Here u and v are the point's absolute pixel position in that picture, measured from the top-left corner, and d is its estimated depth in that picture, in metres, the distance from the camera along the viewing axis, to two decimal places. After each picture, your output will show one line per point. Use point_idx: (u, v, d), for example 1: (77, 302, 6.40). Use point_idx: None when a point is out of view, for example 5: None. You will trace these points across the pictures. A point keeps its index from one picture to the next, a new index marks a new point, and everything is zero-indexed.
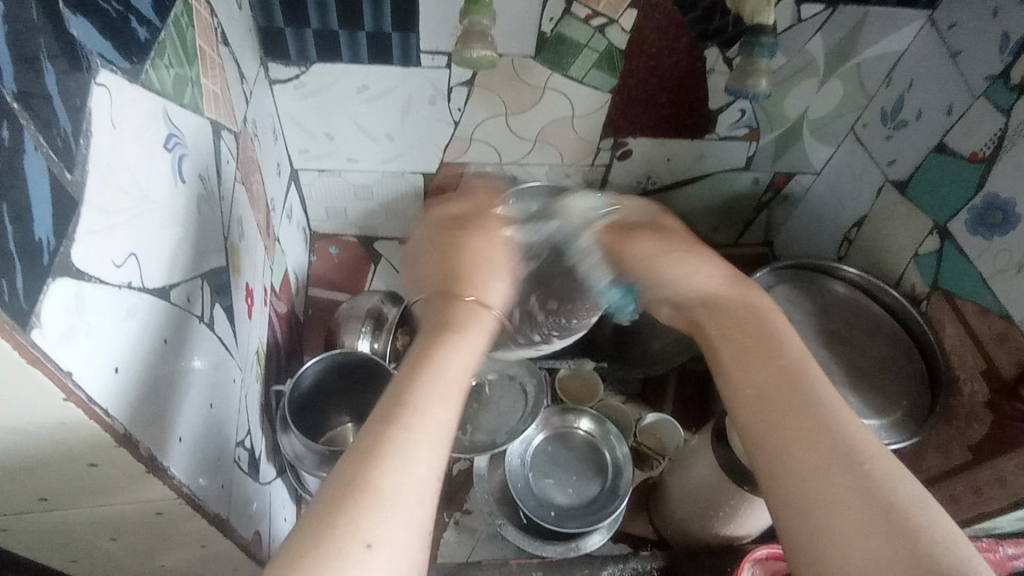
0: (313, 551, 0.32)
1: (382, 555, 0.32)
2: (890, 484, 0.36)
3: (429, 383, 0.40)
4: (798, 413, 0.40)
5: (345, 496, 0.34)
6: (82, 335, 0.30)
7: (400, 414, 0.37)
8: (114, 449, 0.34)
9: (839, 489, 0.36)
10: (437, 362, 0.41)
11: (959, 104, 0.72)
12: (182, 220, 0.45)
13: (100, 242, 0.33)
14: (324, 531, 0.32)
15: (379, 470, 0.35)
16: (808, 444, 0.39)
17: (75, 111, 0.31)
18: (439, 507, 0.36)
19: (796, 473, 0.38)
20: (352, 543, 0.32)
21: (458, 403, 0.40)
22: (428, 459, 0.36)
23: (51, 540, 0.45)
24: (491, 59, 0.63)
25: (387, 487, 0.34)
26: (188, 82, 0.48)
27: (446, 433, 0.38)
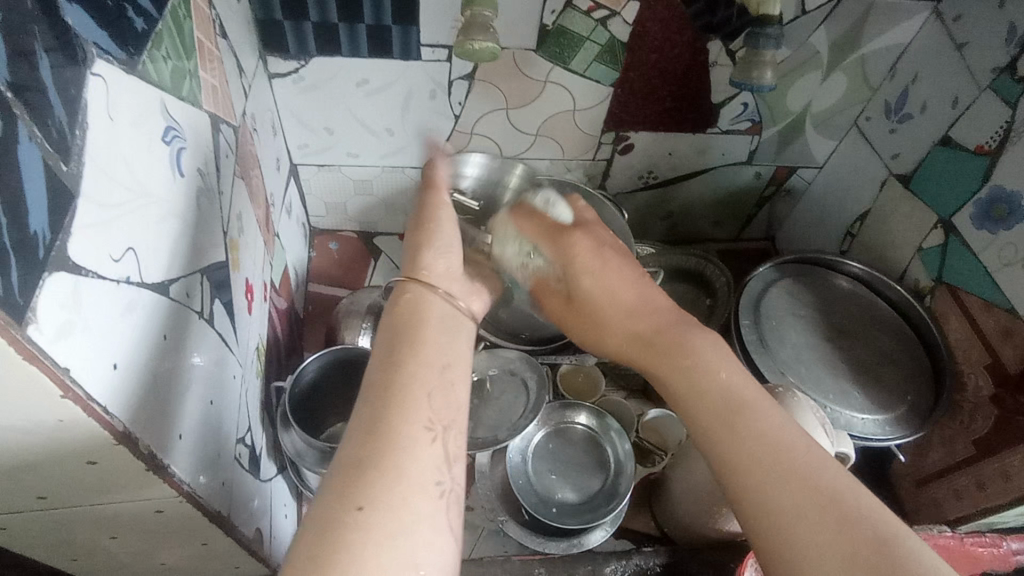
0: (312, 531, 0.32)
1: (375, 515, 0.33)
2: (859, 509, 0.36)
3: (394, 359, 0.41)
4: (758, 440, 0.40)
5: (339, 472, 0.34)
6: (80, 331, 0.30)
7: (373, 390, 0.39)
8: (114, 447, 0.33)
9: (821, 522, 0.36)
10: (401, 340, 0.42)
11: (964, 97, 0.71)
12: (182, 215, 0.44)
13: (97, 236, 0.32)
14: (319, 508, 0.33)
15: (363, 440, 0.36)
16: (776, 479, 0.38)
17: (71, 102, 0.31)
18: (434, 462, 0.37)
19: (778, 510, 0.37)
20: (345, 509, 0.33)
21: (434, 369, 0.41)
22: (407, 420, 0.37)
23: (49, 538, 0.44)
24: (492, 51, 0.62)
25: (369, 457, 0.35)
26: (186, 74, 0.48)
27: (424, 395, 0.39)
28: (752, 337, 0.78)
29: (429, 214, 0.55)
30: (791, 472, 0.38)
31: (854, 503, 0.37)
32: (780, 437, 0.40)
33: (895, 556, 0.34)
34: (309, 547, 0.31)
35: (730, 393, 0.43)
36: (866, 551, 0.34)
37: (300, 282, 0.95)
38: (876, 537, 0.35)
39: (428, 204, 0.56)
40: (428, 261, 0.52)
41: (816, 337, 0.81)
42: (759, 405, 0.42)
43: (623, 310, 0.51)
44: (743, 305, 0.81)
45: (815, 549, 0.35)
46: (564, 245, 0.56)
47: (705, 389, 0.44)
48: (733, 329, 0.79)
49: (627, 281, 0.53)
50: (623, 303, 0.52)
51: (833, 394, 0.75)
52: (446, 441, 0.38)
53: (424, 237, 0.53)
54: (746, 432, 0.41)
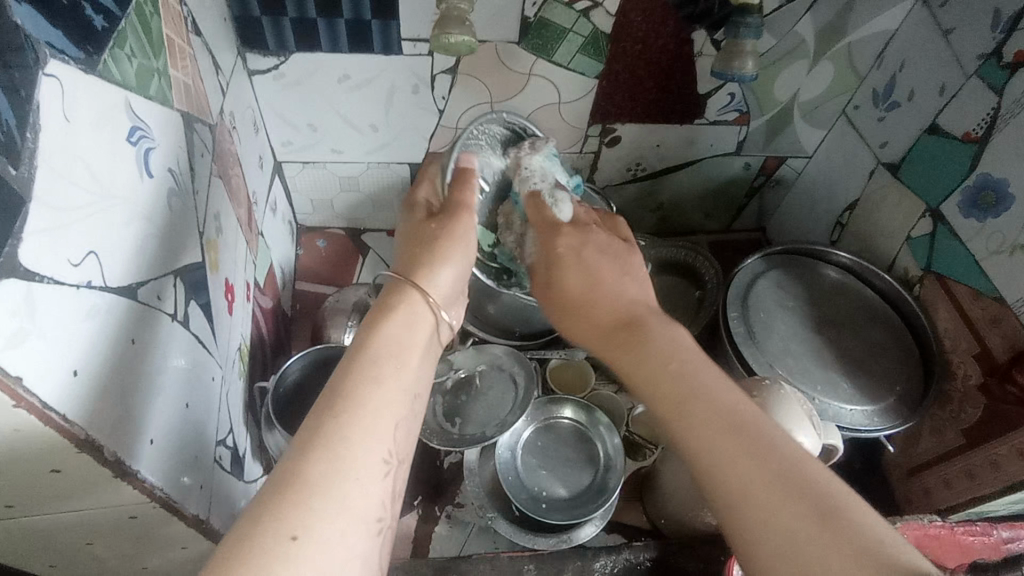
0: (242, 549, 0.31)
1: (311, 547, 0.32)
2: (815, 479, 0.39)
3: (370, 377, 0.40)
4: (712, 414, 0.43)
5: (282, 489, 0.33)
6: (34, 338, 0.29)
7: (336, 406, 0.38)
8: (76, 454, 0.33)
9: (779, 495, 0.38)
10: (383, 356, 0.42)
11: (951, 84, 0.70)
12: (151, 217, 0.43)
13: (52, 239, 0.31)
14: (250, 522, 0.32)
15: (315, 460, 0.35)
16: (738, 455, 0.41)
17: (20, 104, 0.30)
18: (380, 498, 0.37)
19: (739, 486, 0.40)
20: (278, 535, 0.32)
21: (404, 397, 0.41)
22: (366, 449, 0.37)
23: (23, 546, 0.44)
24: (469, 44, 0.61)
25: (320, 478, 0.34)
26: (154, 73, 0.47)
27: (389, 427, 0.39)
28: (741, 330, 0.77)
29: (449, 225, 0.53)
30: (750, 447, 0.41)
31: (815, 477, 0.39)
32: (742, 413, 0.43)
33: (847, 522, 0.36)
34: (225, 566, 0.30)
35: (683, 377, 0.46)
36: (821, 515, 0.37)
37: (286, 280, 0.94)
38: (831, 508, 0.37)
39: (455, 224, 0.53)
40: (440, 278, 0.50)
41: (804, 329, 0.80)
42: (716, 384, 0.46)
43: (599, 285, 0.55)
44: (732, 297, 0.80)
45: (778, 518, 0.38)
46: (556, 234, 0.59)
47: (662, 375, 0.47)
48: (721, 322, 0.78)
49: (605, 263, 0.57)
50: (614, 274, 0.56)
51: (822, 385, 0.74)
52: (394, 477, 0.38)
53: (438, 250, 0.51)
54: (701, 409, 0.44)
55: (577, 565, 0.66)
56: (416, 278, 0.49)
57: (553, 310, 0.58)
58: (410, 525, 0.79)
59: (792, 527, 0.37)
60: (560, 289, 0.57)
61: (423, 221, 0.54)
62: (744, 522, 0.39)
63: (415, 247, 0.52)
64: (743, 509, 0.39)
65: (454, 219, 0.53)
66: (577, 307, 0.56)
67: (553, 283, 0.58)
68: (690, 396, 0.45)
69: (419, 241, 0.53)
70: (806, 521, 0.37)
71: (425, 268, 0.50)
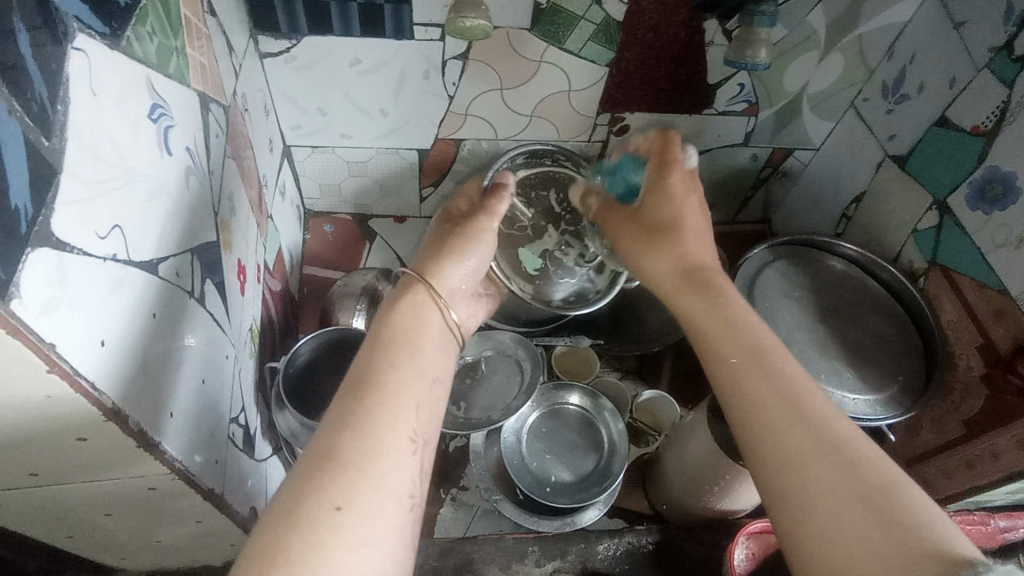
0: (287, 522, 0.32)
1: (353, 517, 0.33)
2: (868, 455, 0.38)
3: (389, 362, 0.41)
4: (767, 382, 0.43)
5: (318, 465, 0.34)
6: (66, 307, 0.30)
7: (364, 389, 0.39)
8: (102, 423, 0.34)
9: (829, 465, 0.38)
10: (397, 345, 0.43)
11: (962, 76, 0.71)
12: (171, 195, 0.44)
13: (81, 212, 0.32)
14: (294, 498, 0.33)
15: (349, 438, 0.36)
16: (793, 424, 0.40)
17: (51, 77, 0.30)
18: (410, 475, 0.37)
19: (790, 451, 0.39)
20: (322, 506, 0.33)
21: (424, 380, 0.41)
22: (393, 428, 0.37)
23: (44, 516, 0.44)
24: (485, 29, 0.61)
25: (355, 455, 0.35)
26: (174, 51, 0.47)
27: (414, 406, 0.39)
28: None
29: (470, 224, 0.56)
30: (808, 416, 0.40)
31: (863, 452, 0.38)
32: (801, 388, 0.42)
33: (891, 505, 0.35)
34: (277, 536, 0.31)
35: (759, 347, 0.45)
36: (866, 493, 0.36)
37: (294, 264, 0.95)
38: (877, 484, 0.36)
39: (473, 224, 0.56)
40: (450, 275, 0.53)
41: (809, 318, 0.81)
42: (784, 358, 0.44)
43: (690, 231, 0.55)
44: (737, 287, 0.81)
45: (821, 491, 0.37)
46: (662, 180, 0.58)
47: (733, 345, 0.46)
48: None
49: (696, 218, 0.56)
50: (689, 227, 0.56)
51: (825, 374, 0.75)
52: (422, 456, 0.39)
53: (456, 247, 0.54)
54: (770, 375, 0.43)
55: (580, 547, 0.67)
56: (428, 277, 0.51)
57: (633, 254, 0.58)
58: None
59: (836, 499, 0.36)
60: (651, 229, 0.57)
61: (442, 225, 0.57)
62: (787, 484, 0.38)
63: (432, 248, 0.54)
64: (791, 474, 0.38)
65: (475, 218, 0.56)
66: (659, 252, 0.56)
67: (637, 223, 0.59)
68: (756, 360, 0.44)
69: (434, 243, 0.55)
70: (851, 494, 0.36)
71: (437, 267, 0.52)
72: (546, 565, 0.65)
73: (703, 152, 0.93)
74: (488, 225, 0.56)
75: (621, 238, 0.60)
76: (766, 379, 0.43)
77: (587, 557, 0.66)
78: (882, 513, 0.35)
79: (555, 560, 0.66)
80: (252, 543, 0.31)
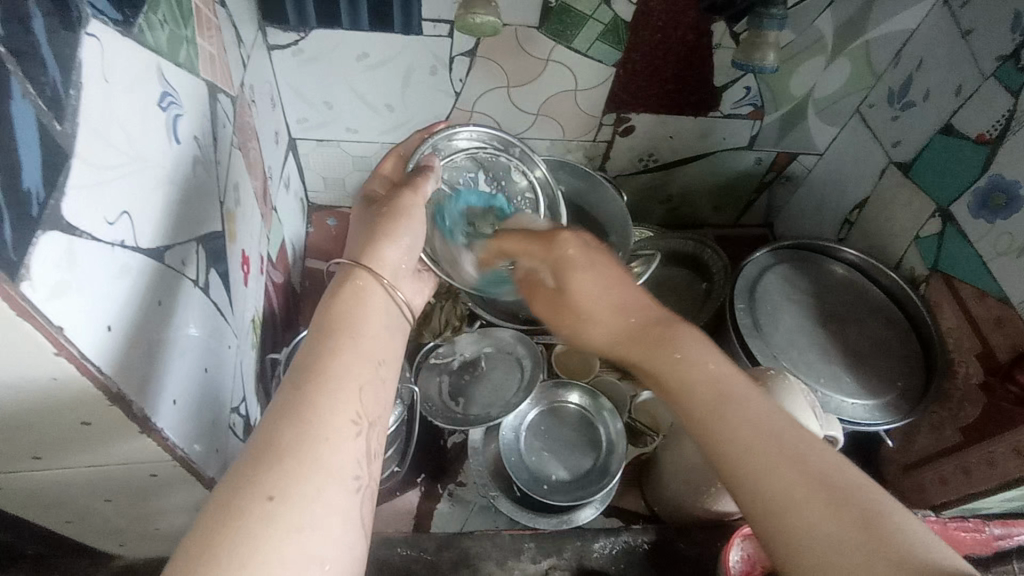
0: (219, 515, 0.31)
1: (288, 507, 0.33)
2: (858, 485, 0.37)
3: (330, 347, 0.40)
4: (748, 422, 0.41)
5: (258, 456, 0.34)
6: (75, 291, 0.30)
7: (308, 377, 0.38)
8: (107, 407, 0.34)
9: (819, 495, 0.37)
10: (337, 327, 0.42)
11: (967, 85, 0.71)
12: (177, 182, 0.44)
13: (91, 196, 0.32)
14: (228, 490, 0.32)
15: (285, 428, 0.35)
16: (779, 459, 0.39)
17: (65, 62, 0.30)
18: (355, 458, 0.37)
19: (778, 490, 0.38)
20: (255, 497, 0.32)
21: (367, 362, 0.40)
22: (331, 413, 0.37)
23: (42, 500, 0.45)
24: (494, 26, 0.61)
25: (289, 444, 0.35)
26: (184, 40, 0.47)
27: (356, 388, 0.39)
28: (747, 321, 0.78)
29: (394, 203, 0.53)
30: (792, 451, 0.39)
31: (845, 477, 0.38)
32: (776, 425, 0.40)
33: (887, 528, 0.35)
34: (214, 528, 0.31)
35: (714, 376, 0.43)
36: (862, 518, 0.35)
37: (297, 258, 0.95)
38: (870, 513, 0.36)
39: (401, 202, 0.53)
40: (387, 254, 0.49)
41: (810, 322, 0.81)
42: (745, 393, 0.42)
43: (603, 305, 0.51)
44: (740, 289, 0.81)
45: (819, 527, 0.36)
46: (559, 249, 0.55)
47: (690, 379, 0.44)
48: (728, 312, 0.79)
49: (607, 286, 0.52)
50: (599, 303, 0.52)
51: (825, 378, 0.75)
52: (368, 436, 0.39)
53: (385, 227, 0.51)
54: (730, 418, 0.41)
55: (576, 545, 0.67)
56: (362, 258, 0.48)
57: (569, 329, 0.54)
58: (412, 502, 0.80)
59: (831, 533, 0.35)
60: (570, 309, 0.54)
61: (366, 208, 0.54)
62: (777, 527, 0.37)
63: (366, 236, 0.50)
64: (778, 516, 0.37)
65: (398, 196, 0.53)
66: (597, 318, 0.51)
67: (564, 307, 0.54)
68: (722, 396, 0.42)
69: (371, 225, 0.52)
70: (842, 521, 0.35)
71: (370, 246, 0.49)
72: (542, 562, 0.65)
73: (704, 157, 0.95)
74: (414, 203, 0.53)
75: (545, 315, 0.57)
76: (724, 415, 0.41)
77: (583, 555, 0.66)
78: (876, 535, 0.35)
79: (550, 557, 0.66)
80: (190, 534, 0.31)
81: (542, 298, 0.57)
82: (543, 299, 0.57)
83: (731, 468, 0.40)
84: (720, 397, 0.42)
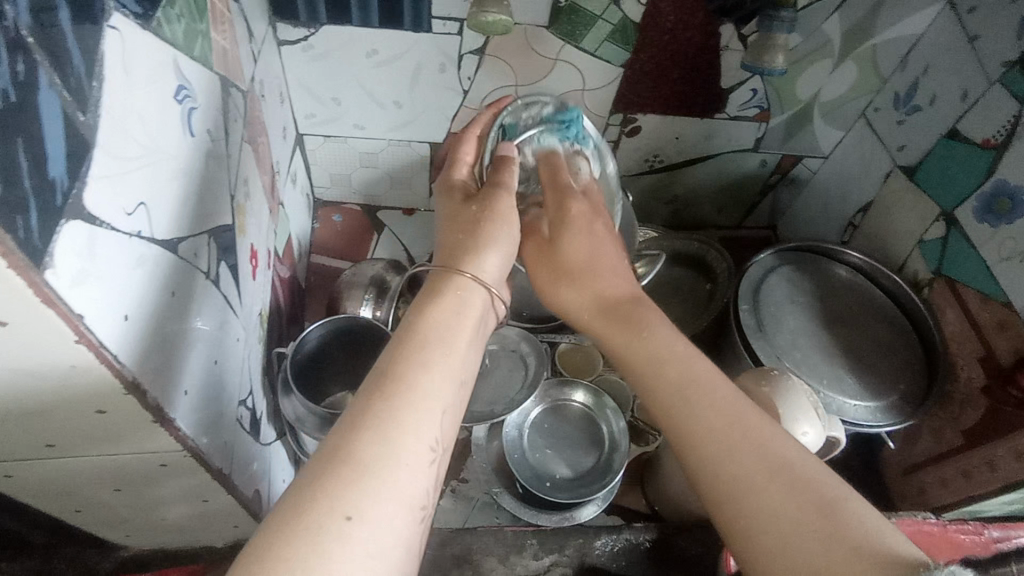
0: (293, 520, 0.30)
1: (361, 528, 0.31)
2: (818, 474, 0.38)
3: (418, 361, 0.38)
4: (708, 407, 0.42)
5: (335, 465, 0.32)
6: (94, 280, 0.30)
7: (393, 388, 0.36)
8: (123, 396, 0.34)
9: (774, 481, 0.38)
10: (430, 340, 0.40)
11: (974, 90, 0.71)
12: (191, 174, 0.44)
13: (111, 187, 0.32)
14: (302, 500, 0.31)
15: (367, 442, 0.33)
16: (739, 445, 0.40)
17: (87, 53, 0.31)
18: (426, 485, 0.35)
19: (738, 477, 0.39)
20: (333, 514, 0.30)
21: (451, 384, 0.39)
22: (417, 434, 0.35)
23: (53, 489, 0.45)
24: (505, 25, 0.62)
25: (370, 460, 0.33)
26: (199, 34, 0.48)
27: (438, 411, 0.37)
28: (750, 322, 0.78)
29: (492, 205, 0.51)
30: (756, 440, 0.40)
31: (805, 465, 0.39)
32: (740, 415, 0.42)
33: (844, 514, 0.36)
34: (288, 536, 0.29)
35: (679, 360, 0.45)
36: (820, 505, 0.36)
37: (303, 253, 0.95)
38: (826, 499, 0.37)
39: (497, 203, 0.51)
40: (484, 261, 0.48)
41: (812, 324, 0.81)
42: (710, 379, 0.44)
43: (606, 267, 0.53)
44: (744, 290, 0.82)
45: (775, 511, 0.37)
46: (560, 206, 0.54)
47: (660, 363, 0.45)
48: (732, 314, 0.79)
49: (601, 250, 0.53)
50: (592, 264, 0.52)
51: (828, 379, 0.76)
52: (440, 464, 0.37)
53: (484, 233, 0.49)
54: (696, 401, 0.43)
55: (578, 542, 0.67)
56: (460, 265, 0.47)
57: (549, 283, 0.54)
58: None
59: (790, 522, 0.36)
60: (562, 265, 0.53)
61: (453, 206, 0.53)
62: (733, 511, 0.38)
63: (469, 232, 0.49)
64: (738, 501, 0.38)
65: (495, 196, 0.51)
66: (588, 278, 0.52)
67: (552, 260, 0.54)
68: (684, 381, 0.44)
69: (470, 220, 0.50)
70: (799, 506, 0.37)
71: (470, 252, 0.48)
72: (543, 558, 0.66)
73: (709, 159, 0.95)
74: (509, 204, 0.51)
75: (530, 265, 0.56)
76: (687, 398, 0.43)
77: (584, 552, 0.66)
78: (832, 520, 0.36)
79: (552, 554, 0.66)
80: (268, 528, 0.30)
81: (530, 243, 0.56)
82: (533, 248, 0.55)
83: (695, 452, 0.41)
84: (683, 382, 0.44)
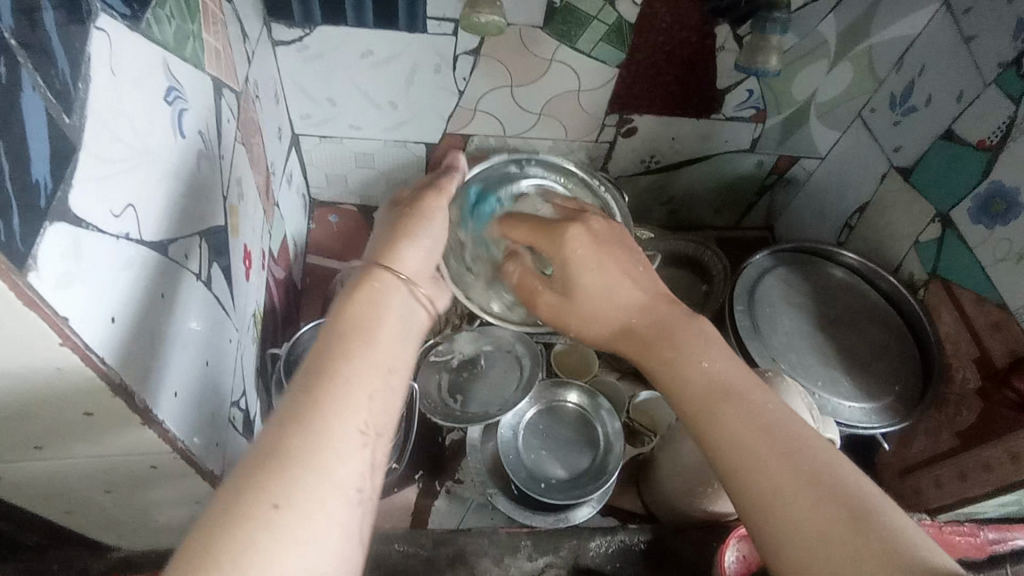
0: (223, 516, 0.31)
1: (292, 516, 0.32)
2: (850, 482, 0.38)
3: (342, 352, 0.38)
4: (739, 417, 0.42)
5: (262, 461, 0.33)
6: (80, 282, 0.30)
7: (317, 381, 0.37)
8: (111, 398, 0.34)
9: (806, 489, 0.38)
10: (352, 331, 0.40)
11: (970, 91, 0.71)
12: (181, 176, 0.44)
13: (98, 189, 0.32)
14: (229, 496, 0.32)
15: (296, 435, 0.34)
16: (769, 453, 0.40)
17: (73, 55, 0.31)
18: (360, 470, 0.35)
19: (768, 485, 0.39)
20: (259, 504, 0.31)
21: (378, 370, 0.39)
22: (342, 422, 0.35)
23: (44, 490, 0.45)
24: (499, 26, 0.61)
25: (298, 451, 0.33)
26: (191, 35, 0.48)
27: (366, 399, 0.37)
28: (745, 323, 0.78)
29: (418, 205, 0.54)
30: (787, 448, 0.40)
31: (834, 472, 0.39)
32: (777, 426, 0.41)
33: (874, 522, 0.36)
34: (216, 530, 0.30)
35: (713, 373, 0.44)
36: (850, 514, 0.36)
37: (298, 253, 0.95)
38: (858, 509, 0.36)
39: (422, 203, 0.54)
40: (407, 257, 0.50)
41: (808, 326, 0.81)
42: (741, 387, 0.44)
43: (623, 300, 0.49)
44: (739, 290, 0.81)
45: (802, 520, 0.37)
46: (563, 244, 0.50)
47: (690, 373, 0.45)
48: (727, 315, 0.79)
49: (618, 283, 0.50)
50: (614, 303, 0.49)
51: (823, 381, 0.76)
52: (376, 447, 0.37)
53: (406, 230, 0.51)
54: (723, 411, 0.42)
55: (572, 543, 0.67)
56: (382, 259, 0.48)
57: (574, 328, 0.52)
58: (410, 498, 0.81)
59: (820, 530, 0.36)
60: (583, 310, 0.51)
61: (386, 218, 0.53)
62: (764, 519, 0.38)
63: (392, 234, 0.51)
64: (765, 510, 0.38)
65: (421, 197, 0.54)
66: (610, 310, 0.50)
67: (570, 303, 0.51)
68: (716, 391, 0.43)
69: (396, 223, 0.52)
70: (829, 515, 0.36)
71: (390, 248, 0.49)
72: (538, 559, 0.66)
73: (705, 159, 0.95)
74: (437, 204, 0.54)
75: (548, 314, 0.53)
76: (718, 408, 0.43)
77: (579, 553, 0.66)
78: (862, 529, 0.36)
79: (546, 555, 0.66)
80: (200, 525, 0.31)
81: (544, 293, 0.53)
82: (547, 302, 0.53)
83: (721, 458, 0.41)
84: (714, 392, 0.43)
